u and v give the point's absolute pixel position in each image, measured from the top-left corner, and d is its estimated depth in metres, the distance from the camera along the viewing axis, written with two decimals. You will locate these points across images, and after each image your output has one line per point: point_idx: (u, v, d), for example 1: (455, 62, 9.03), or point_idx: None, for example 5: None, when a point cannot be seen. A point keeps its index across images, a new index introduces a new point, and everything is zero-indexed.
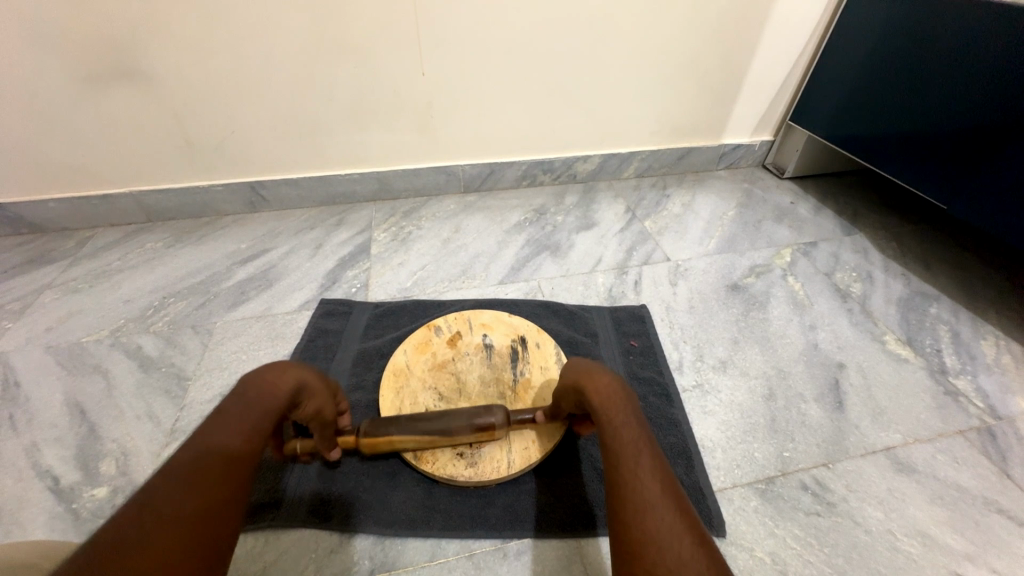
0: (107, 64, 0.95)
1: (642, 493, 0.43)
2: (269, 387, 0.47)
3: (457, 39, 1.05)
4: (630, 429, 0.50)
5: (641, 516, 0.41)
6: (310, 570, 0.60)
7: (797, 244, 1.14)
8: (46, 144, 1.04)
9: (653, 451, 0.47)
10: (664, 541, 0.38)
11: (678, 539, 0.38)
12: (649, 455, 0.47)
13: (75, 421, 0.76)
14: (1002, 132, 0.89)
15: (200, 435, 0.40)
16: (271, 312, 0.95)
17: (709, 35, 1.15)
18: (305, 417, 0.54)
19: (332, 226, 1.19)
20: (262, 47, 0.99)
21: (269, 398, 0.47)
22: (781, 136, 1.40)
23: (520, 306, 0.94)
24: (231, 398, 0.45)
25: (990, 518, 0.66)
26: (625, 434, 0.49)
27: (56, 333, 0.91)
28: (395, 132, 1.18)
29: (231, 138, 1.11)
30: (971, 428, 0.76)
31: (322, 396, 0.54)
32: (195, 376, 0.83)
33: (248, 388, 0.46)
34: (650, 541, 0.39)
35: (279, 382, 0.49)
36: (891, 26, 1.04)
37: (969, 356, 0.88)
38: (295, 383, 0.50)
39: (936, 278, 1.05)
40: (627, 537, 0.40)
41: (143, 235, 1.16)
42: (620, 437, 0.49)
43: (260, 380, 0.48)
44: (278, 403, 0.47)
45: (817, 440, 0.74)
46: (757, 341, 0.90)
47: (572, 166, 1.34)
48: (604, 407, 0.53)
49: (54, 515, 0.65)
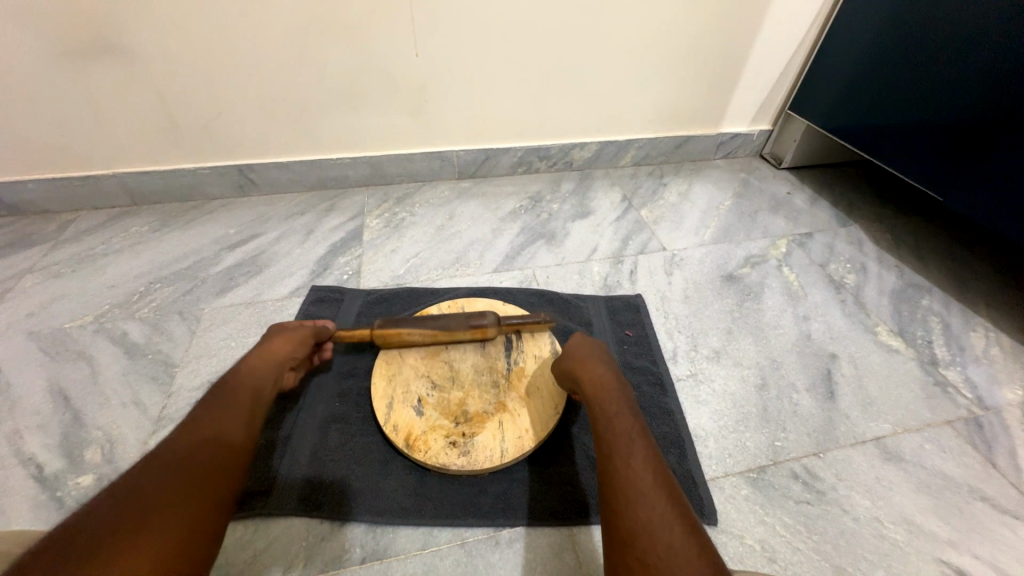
0: (87, 40, 0.91)
1: (634, 482, 0.43)
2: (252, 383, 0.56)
3: (454, 20, 1.02)
4: (622, 419, 0.50)
5: (633, 505, 0.41)
6: (301, 558, 0.59)
7: (793, 235, 1.14)
8: (22, 122, 1.00)
9: (645, 440, 0.47)
10: (655, 531, 0.39)
11: (669, 528, 0.39)
12: (643, 443, 0.47)
13: (59, 408, 0.74)
14: (997, 126, 0.88)
15: (201, 426, 0.48)
16: (260, 299, 0.93)
17: (709, 22, 1.13)
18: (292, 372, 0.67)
19: (323, 211, 1.17)
20: (249, 26, 0.95)
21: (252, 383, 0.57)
22: (779, 126, 1.39)
23: (514, 294, 0.93)
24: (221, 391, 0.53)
25: (974, 506, 0.67)
26: (619, 423, 0.50)
27: (38, 319, 0.89)
28: (388, 116, 1.15)
29: (218, 120, 1.08)
30: (958, 418, 0.77)
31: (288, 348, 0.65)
32: (181, 363, 0.81)
33: (237, 377, 0.56)
34: (642, 530, 0.39)
35: (257, 369, 0.59)
36: (891, 17, 1.02)
37: (959, 348, 0.89)
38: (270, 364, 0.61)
39: (929, 270, 1.05)
40: (620, 525, 0.41)
41: (128, 219, 1.13)
42: (614, 427, 0.50)
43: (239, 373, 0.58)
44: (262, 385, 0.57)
45: (807, 429, 0.74)
46: (751, 331, 0.90)
47: (568, 153, 1.32)
48: (599, 399, 0.54)
49: (38, 503, 0.64)
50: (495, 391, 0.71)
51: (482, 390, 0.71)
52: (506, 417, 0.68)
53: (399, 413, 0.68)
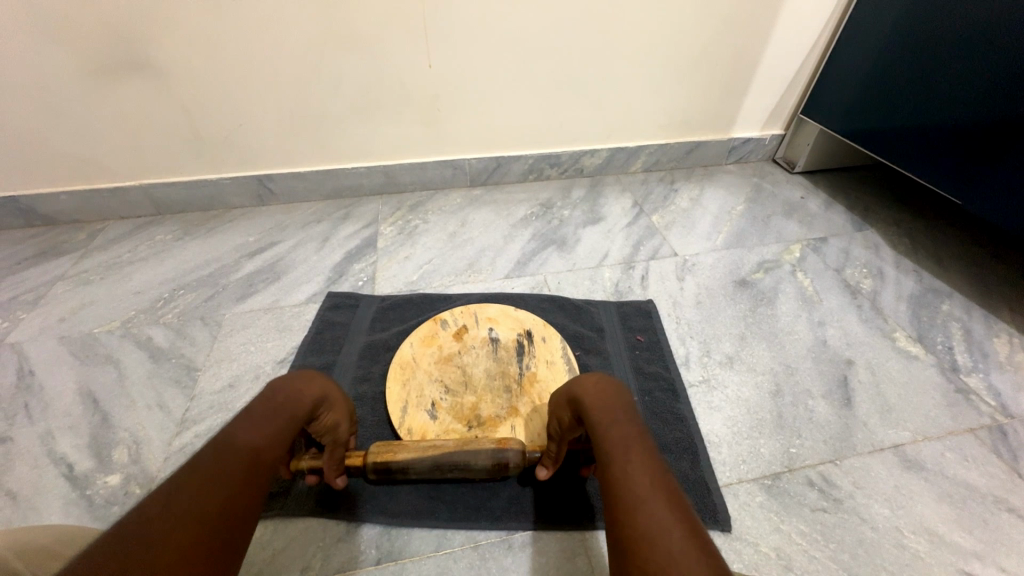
0: (118, 57, 0.96)
1: (632, 489, 0.40)
2: (296, 396, 0.50)
3: (466, 32, 1.04)
4: (620, 429, 0.47)
5: (631, 512, 0.38)
6: (318, 558, 0.61)
7: (807, 240, 1.13)
8: (58, 137, 1.06)
9: (645, 449, 0.45)
10: (657, 537, 0.35)
11: (668, 533, 0.35)
12: (643, 451, 0.44)
13: (88, 410, 0.77)
14: (1014, 129, 0.88)
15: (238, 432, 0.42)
16: (279, 305, 0.96)
17: (718, 29, 1.14)
18: (320, 429, 0.55)
19: (339, 219, 1.20)
20: (270, 41, 0.99)
21: (294, 409, 0.49)
22: (792, 130, 1.38)
23: (526, 300, 0.94)
24: (258, 401, 0.48)
25: (1000, 517, 0.65)
26: (615, 434, 0.47)
27: (69, 324, 0.92)
28: (401, 126, 1.18)
29: (239, 132, 1.12)
30: (982, 426, 0.75)
31: (340, 409, 0.56)
32: (203, 367, 0.84)
33: (275, 391, 0.50)
34: (642, 536, 0.35)
35: (302, 393, 0.51)
36: (902, 22, 1.02)
37: (981, 354, 0.87)
38: (317, 396, 0.53)
39: (950, 275, 1.03)
40: (620, 537, 0.37)
41: (152, 228, 1.17)
42: (610, 438, 0.47)
43: (286, 390, 0.51)
44: (302, 415, 0.50)
45: (825, 437, 0.73)
46: (765, 337, 0.89)
47: (579, 160, 1.33)
48: (597, 413, 0.51)
49: (68, 501, 0.66)
50: (507, 396, 0.72)
51: (494, 395, 0.72)
52: (518, 421, 0.69)
53: (413, 417, 0.69)
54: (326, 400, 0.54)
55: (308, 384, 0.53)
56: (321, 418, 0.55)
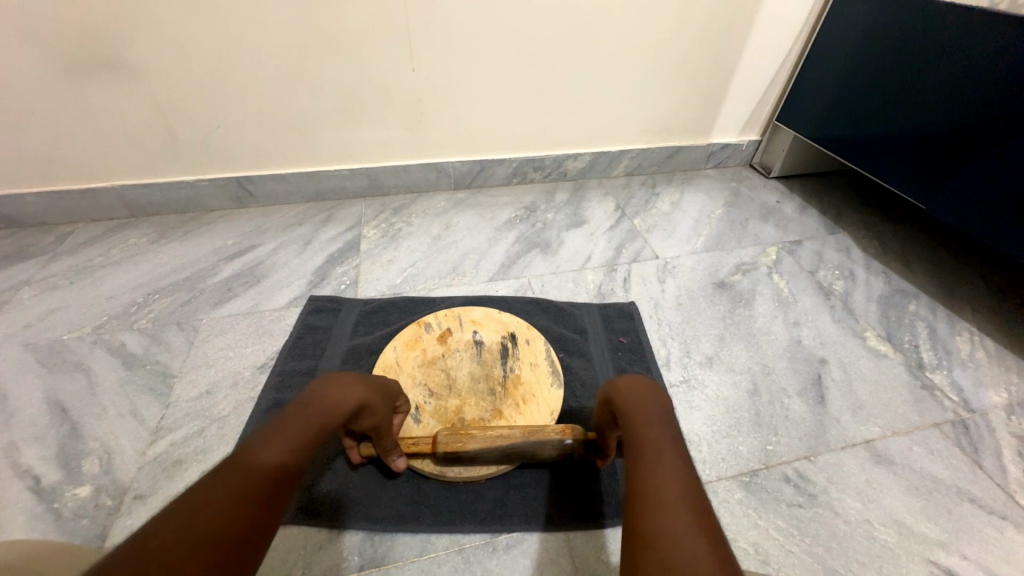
0: (91, 55, 0.94)
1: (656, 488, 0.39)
2: (334, 402, 0.49)
3: (449, 35, 1.05)
4: (653, 431, 0.47)
5: (652, 509, 0.37)
6: (298, 567, 0.60)
7: (782, 243, 1.16)
8: (25, 137, 1.02)
9: (677, 454, 0.44)
10: (672, 535, 0.34)
11: (683, 532, 0.34)
12: (673, 451, 0.44)
13: (56, 420, 0.75)
14: (971, 139, 0.93)
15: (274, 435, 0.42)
16: (259, 309, 0.94)
17: (696, 37, 1.17)
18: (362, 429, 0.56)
19: (321, 222, 1.18)
20: (251, 40, 0.98)
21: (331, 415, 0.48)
22: (767, 137, 1.42)
23: (510, 303, 0.95)
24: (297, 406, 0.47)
25: (962, 507, 0.68)
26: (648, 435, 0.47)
27: (36, 331, 0.89)
28: (386, 128, 1.17)
29: (218, 133, 1.09)
30: (945, 421, 0.79)
31: (381, 413, 0.56)
32: (179, 374, 0.82)
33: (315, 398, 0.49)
34: (657, 531, 0.35)
35: (340, 399, 0.50)
36: (869, 35, 1.07)
37: (945, 352, 0.90)
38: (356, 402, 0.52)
39: (916, 277, 1.07)
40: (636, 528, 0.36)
41: (126, 231, 1.14)
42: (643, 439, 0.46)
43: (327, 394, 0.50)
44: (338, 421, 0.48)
45: (799, 434, 0.76)
46: (743, 337, 0.91)
47: (562, 164, 1.35)
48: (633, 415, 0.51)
49: (35, 514, 0.64)
50: (492, 398, 0.72)
51: (479, 398, 0.72)
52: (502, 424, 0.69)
53: None
54: (365, 405, 0.53)
55: (349, 390, 0.52)
56: (362, 420, 0.55)
